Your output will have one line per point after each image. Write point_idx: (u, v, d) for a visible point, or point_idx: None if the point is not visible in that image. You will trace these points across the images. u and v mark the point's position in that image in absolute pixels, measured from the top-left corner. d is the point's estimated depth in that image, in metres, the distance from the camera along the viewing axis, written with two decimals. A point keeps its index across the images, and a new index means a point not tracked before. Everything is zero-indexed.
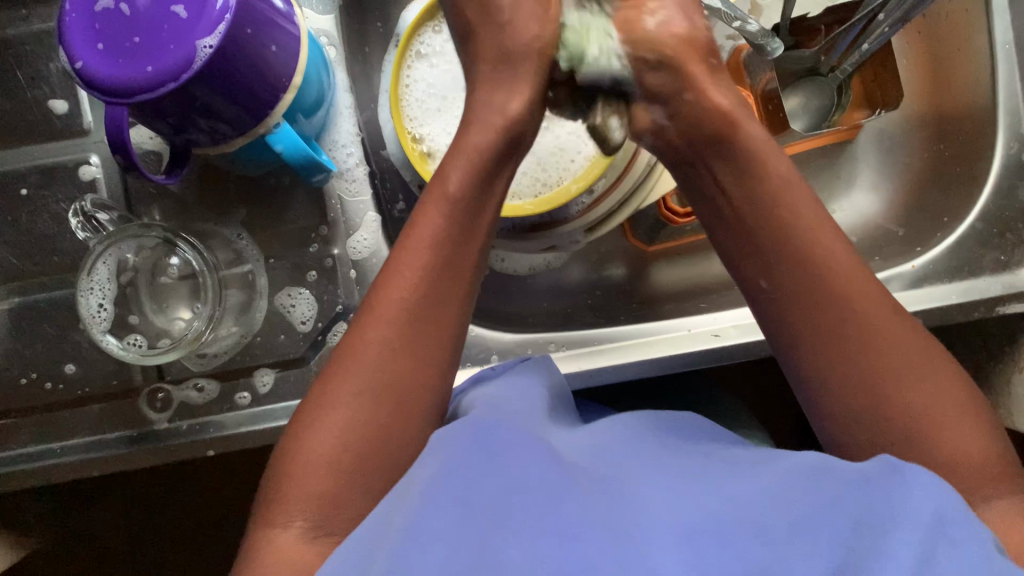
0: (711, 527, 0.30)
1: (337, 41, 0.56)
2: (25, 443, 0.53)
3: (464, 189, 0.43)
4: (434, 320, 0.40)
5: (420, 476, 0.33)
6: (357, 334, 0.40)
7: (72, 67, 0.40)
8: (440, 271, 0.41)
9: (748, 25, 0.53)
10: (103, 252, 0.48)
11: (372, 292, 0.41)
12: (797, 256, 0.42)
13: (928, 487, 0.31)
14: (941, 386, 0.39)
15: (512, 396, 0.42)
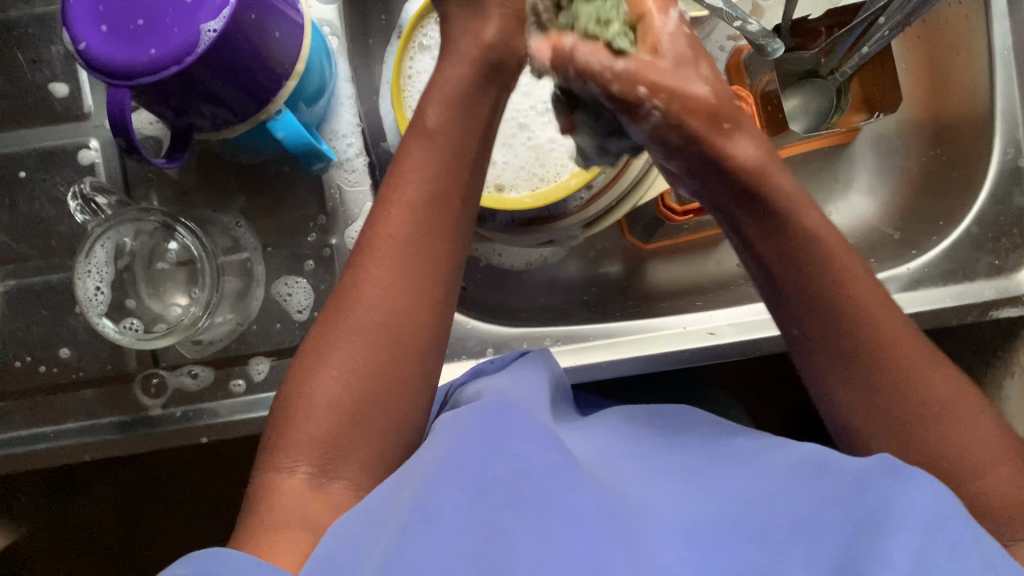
0: (708, 527, 0.31)
1: (339, 30, 0.56)
2: (19, 426, 0.52)
3: (449, 130, 0.41)
4: (431, 254, 0.40)
5: (424, 464, 0.33)
6: (352, 280, 0.39)
7: (74, 48, 0.40)
8: (430, 207, 0.40)
9: (749, 25, 0.54)
10: (102, 235, 0.48)
11: (365, 235, 0.40)
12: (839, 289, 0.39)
13: (930, 483, 0.30)
14: (978, 424, 0.38)
15: (520, 386, 0.41)
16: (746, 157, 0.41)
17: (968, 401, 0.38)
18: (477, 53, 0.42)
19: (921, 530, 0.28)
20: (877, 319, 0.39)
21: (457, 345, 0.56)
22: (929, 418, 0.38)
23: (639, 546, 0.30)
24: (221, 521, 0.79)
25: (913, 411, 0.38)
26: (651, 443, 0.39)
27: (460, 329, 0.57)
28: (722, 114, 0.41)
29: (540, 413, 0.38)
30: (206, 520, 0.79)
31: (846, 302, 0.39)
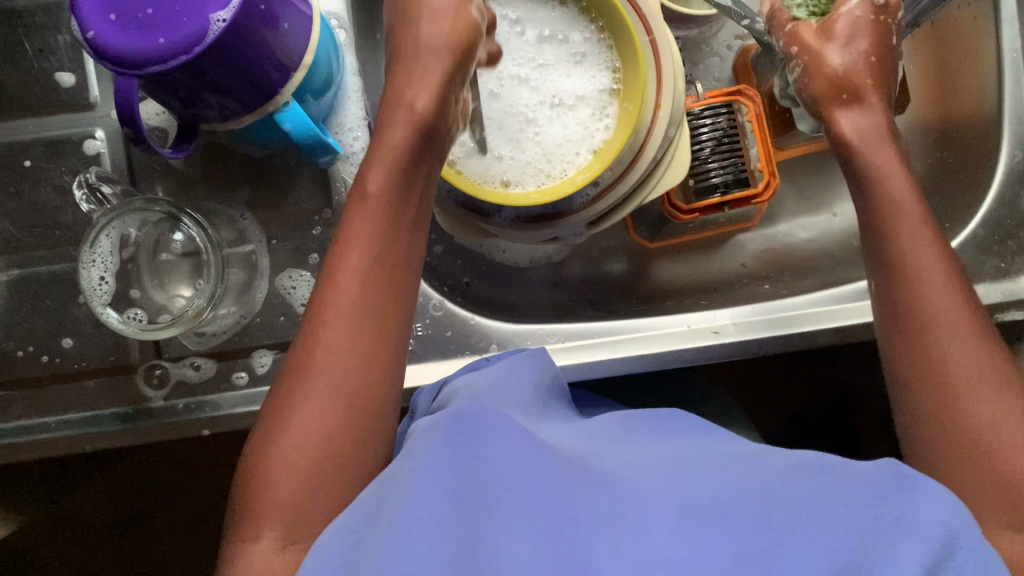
0: (702, 516, 0.29)
1: (347, 24, 0.56)
2: (20, 415, 0.52)
3: (386, 190, 0.42)
4: (381, 310, 0.39)
5: (404, 469, 0.31)
6: (304, 349, 0.38)
7: (82, 36, 0.39)
8: (376, 264, 0.40)
9: (757, 25, 0.54)
10: (107, 225, 0.48)
11: (315, 304, 0.40)
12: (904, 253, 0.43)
13: (939, 492, 0.28)
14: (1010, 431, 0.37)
15: (500, 390, 0.40)
16: (850, 132, 0.48)
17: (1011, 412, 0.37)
18: (414, 120, 0.44)
19: (927, 539, 0.26)
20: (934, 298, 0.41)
21: (461, 340, 0.56)
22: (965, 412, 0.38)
23: (631, 538, 0.28)
24: (218, 515, 0.79)
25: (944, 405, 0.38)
26: (638, 440, 0.37)
27: (464, 325, 0.57)
28: (851, 87, 0.49)
29: (518, 415, 0.36)
30: (204, 514, 0.79)
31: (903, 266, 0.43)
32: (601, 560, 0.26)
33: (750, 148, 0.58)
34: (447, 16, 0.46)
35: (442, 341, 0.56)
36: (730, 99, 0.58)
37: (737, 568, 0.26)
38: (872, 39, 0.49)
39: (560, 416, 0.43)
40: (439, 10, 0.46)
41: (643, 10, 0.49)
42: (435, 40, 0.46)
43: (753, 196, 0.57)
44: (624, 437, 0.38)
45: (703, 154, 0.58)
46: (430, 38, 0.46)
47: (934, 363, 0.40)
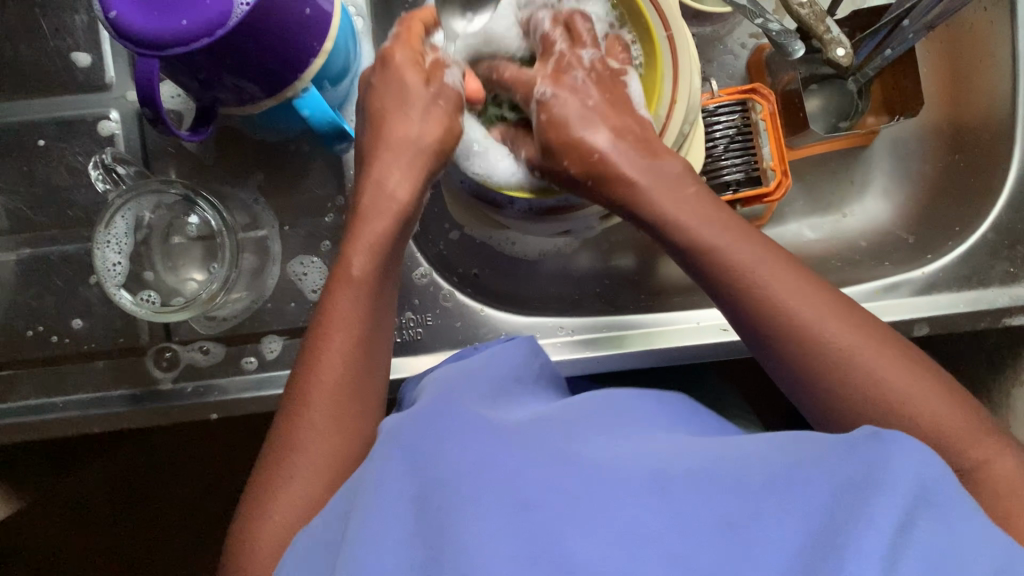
0: (673, 486, 0.29)
1: (364, 11, 0.55)
2: (28, 395, 0.53)
3: (369, 264, 0.42)
4: (361, 391, 0.40)
5: (367, 478, 0.31)
6: (290, 428, 0.39)
7: (104, 16, 0.39)
8: (358, 346, 0.40)
9: (769, 23, 0.55)
10: (123, 206, 0.48)
11: (298, 383, 0.40)
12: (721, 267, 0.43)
13: (913, 449, 0.30)
14: (886, 369, 0.39)
15: (465, 381, 0.41)
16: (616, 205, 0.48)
17: (880, 345, 0.40)
18: (396, 206, 0.45)
19: (901, 497, 0.28)
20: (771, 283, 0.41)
21: (471, 331, 0.56)
22: (844, 359, 0.39)
23: (597, 512, 0.28)
24: (219, 502, 0.79)
25: (836, 366, 0.39)
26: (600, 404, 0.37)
27: (474, 316, 0.57)
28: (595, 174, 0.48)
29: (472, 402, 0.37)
30: (204, 498, 0.79)
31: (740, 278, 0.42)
32: (569, 535, 0.27)
33: (764, 145, 0.58)
34: (439, 121, 0.47)
35: (451, 331, 0.56)
36: (743, 97, 0.58)
37: (703, 542, 0.27)
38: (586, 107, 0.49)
39: (538, 399, 0.43)
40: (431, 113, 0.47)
41: (663, 7, 0.48)
42: (417, 137, 0.46)
43: (764, 195, 0.57)
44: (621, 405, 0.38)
45: (716, 151, 0.58)
46: (414, 137, 0.46)
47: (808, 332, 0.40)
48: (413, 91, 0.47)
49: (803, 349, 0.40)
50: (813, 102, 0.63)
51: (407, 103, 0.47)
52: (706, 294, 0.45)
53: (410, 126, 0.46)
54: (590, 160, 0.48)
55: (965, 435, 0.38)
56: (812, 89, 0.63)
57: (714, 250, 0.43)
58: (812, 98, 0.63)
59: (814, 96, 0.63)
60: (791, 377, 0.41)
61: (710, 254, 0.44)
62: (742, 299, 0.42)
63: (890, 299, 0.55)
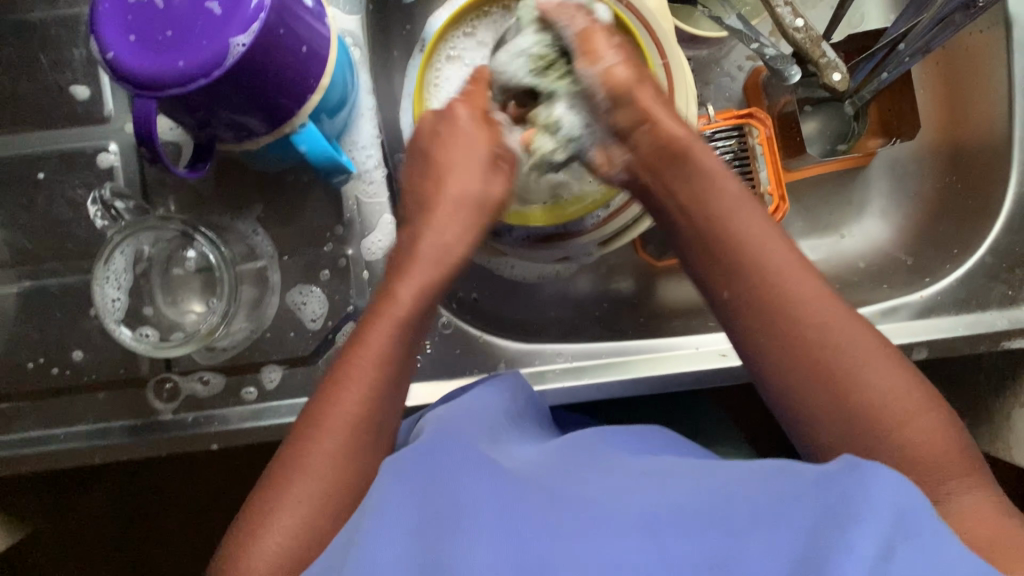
0: (665, 520, 0.31)
1: (363, 41, 0.55)
2: (27, 428, 0.53)
3: (411, 305, 0.41)
4: (381, 425, 0.40)
5: (371, 501, 0.33)
6: (299, 449, 0.38)
7: (102, 57, 0.40)
8: (385, 378, 0.40)
9: (766, 48, 0.56)
10: (120, 243, 0.47)
11: (318, 403, 0.40)
12: (743, 259, 0.43)
13: (891, 478, 0.31)
14: (893, 379, 0.39)
15: (466, 418, 0.42)
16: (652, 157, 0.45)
17: (888, 357, 0.40)
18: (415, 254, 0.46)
19: (872, 524, 0.29)
20: (788, 271, 0.42)
21: (470, 359, 0.56)
22: (854, 358, 0.39)
23: (587, 542, 0.29)
24: (218, 527, 0.79)
25: (842, 370, 0.39)
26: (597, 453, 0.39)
27: (473, 343, 0.57)
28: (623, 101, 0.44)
29: (469, 438, 0.39)
30: (203, 523, 0.79)
31: (752, 272, 0.42)
32: (560, 566, 0.28)
33: (761, 169, 0.58)
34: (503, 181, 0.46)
35: (450, 358, 0.56)
36: (740, 121, 0.58)
37: None
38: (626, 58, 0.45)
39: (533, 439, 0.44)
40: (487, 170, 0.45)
41: (660, 37, 0.50)
42: (473, 198, 0.45)
43: None
44: (613, 452, 0.40)
45: None
46: (472, 197, 0.45)
47: (809, 330, 0.40)
48: (480, 153, 0.45)
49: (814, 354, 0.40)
50: (808, 127, 0.63)
51: (472, 163, 0.45)
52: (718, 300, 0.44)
53: (469, 184, 0.45)
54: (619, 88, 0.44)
55: (956, 467, 0.38)
56: (808, 113, 0.63)
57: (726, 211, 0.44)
58: (807, 123, 0.63)
59: (810, 120, 0.63)
60: (789, 393, 0.40)
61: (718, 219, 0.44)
62: (750, 270, 0.42)
63: (889, 322, 0.55)
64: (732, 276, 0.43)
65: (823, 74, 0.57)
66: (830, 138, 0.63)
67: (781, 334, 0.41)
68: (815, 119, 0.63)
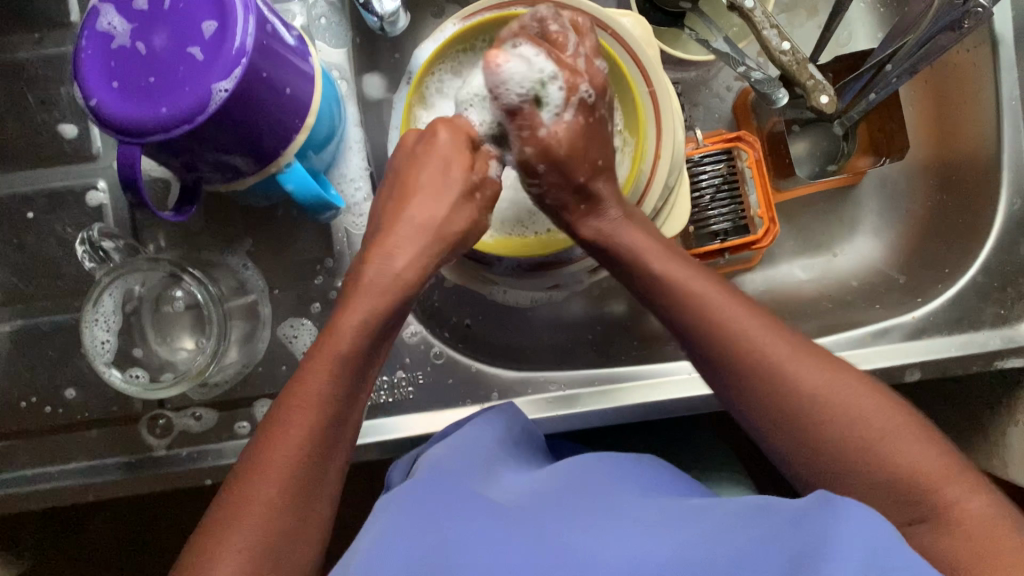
0: (652, 563, 0.30)
1: (348, 74, 0.55)
2: (22, 466, 0.53)
3: (358, 336, 0.40)
4: (331, 449, 0.39)
5: (363, 544, 0.32)
6: (250, 468, 0.37)
7: (86, 104, 0.40)
8: (336, 402, 0.39)
9: (753, 72, 0.56)
10: (109, 284, 0.48)
11: (271, 420, 0.38)
12: (693, 316, 0.43)
13: (864, 514, 0.31)
14: (859, 406, 0.39)
15: (455, 456, 0.41)
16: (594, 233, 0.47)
17: (855, 384, 0.40)
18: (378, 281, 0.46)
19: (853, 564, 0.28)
20: (737, 319, 0.42)
21: (462, 389, 0.56)
22: (814, 399, 0.39)
23: None
24: None
25: (804, 406, 0.40)
26: (591, 486, 0.38)
27: (465, 372, 0.57)
28: (590, 199, 0.46)
29: (460, 476, 0.38)
30: None
31: (705, 324, 0.42)
32: None
33: (750, 193, 0.58)
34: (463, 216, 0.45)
35: (443, 388, 0.56)
36: (728, 145, 0.58)
37: None
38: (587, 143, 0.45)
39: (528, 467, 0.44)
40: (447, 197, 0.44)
41: (645, 64, 0.49)
42: (439, 222, 0.44)
43: (752, 242, 0.57)
44: (610, 483, 0.39)
45: (703, 201, 0.58)
46: (437, 220, 0.44)
47: (774, 368, 0.40)
48: (456, 179, 0.45)
49: (777, 393, 0.40)
50: (797, 148, 0.63)
51: (439, 188, 0.44)
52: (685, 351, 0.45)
53: (436, 210, 0.44)
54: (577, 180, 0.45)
55: (939, 474, 0.37)
56: (796, 133, 0.63)
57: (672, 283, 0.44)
58: (795, 144, 0.63)
59: (798, 141, 0.63)
60: (764, 428, 0.41)
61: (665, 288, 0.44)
62: (703, 328, 0.42)
63: (882, 344, 0.55)
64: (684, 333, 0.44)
65: (810, 97, 0.57)
66: (819, 159, 0.63)
67: (750, 386, 0.41)
68: (803, 140, 0.63)
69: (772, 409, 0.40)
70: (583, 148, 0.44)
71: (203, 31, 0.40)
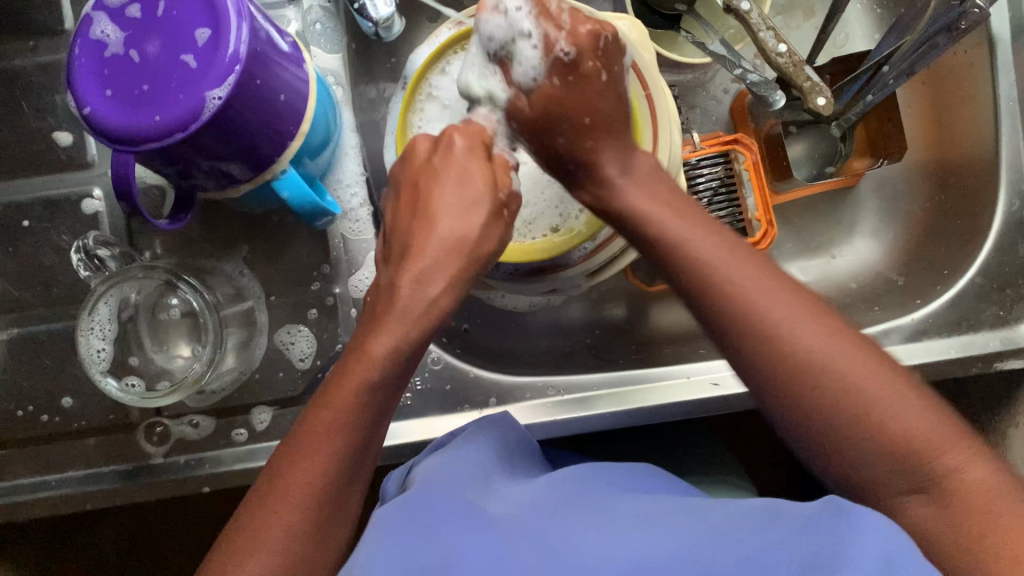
0: (657, 567, 0.30)
1: (344, 80, 0.55)
2: (19, 475, 0.53)
3: (387, 364, 0.38)
4: (353, 472, 0.39)
5: (363, 549, 0.32)
6: (270, 488, 0.37)
7: (80, 112, 0.40)
8: (358, 429, 0.38)
9: (749, 74, 0.56)
10: (104, 292, 0.48)
11: (294, 440, 0.38)
12: (686, 267, 0.40)
13: (874, 517, 0.31)
14: (862, 372, 0.37)
15: (456, 466, 0.41)
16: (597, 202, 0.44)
17: (857, 346, 0.37)
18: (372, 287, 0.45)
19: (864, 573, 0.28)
20: (735, 274, 0.39)
21: (461, 394, 0.56)
22: (815, 361, 0.37)
23: None
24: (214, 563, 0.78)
25: (804, 367, 0.37)
26: (593, 495, 0.38)
27: (463, 378, 0.56)
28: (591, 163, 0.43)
29: (459, 487, 0.38)
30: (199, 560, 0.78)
31: (699, 276, 0.39)
32: None
33: (748, 196, 0.58)
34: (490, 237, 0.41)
35: (441, 394, 0.56)
36: (726, 148, 0.58)
37: None
38: (573, 96, 0.42)
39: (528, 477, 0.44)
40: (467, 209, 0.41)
41: (641, 67, 0.49)
42: (471, 241, 0.40)
43: (751, 245, 0.57)
44: (611, 492, 0.39)
45: (700, 204, 0.58)
46: (468, 238, 0.40)
47: (772, 328, 0.37)
48: (482, 194, 0.41)
49: (773, 352, 0.37)
50: (795, 150, 0.63)
51: (467, 203, 0.41)
52: (673, 291, 0.42)
53: (457, 225, 0.40)
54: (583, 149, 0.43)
55: (940, 439, 0.36)
56: (793, 135, 0.63)
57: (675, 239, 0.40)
58: (793, 147, 0.63)
59: (796, 143, 0.63)
60: (757, 385, 0.39)
61: (666, 245, 0.41)
62: (697, 279, 0.39)
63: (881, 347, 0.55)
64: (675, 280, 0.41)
65: (807, 98, 0.57)
66: (817, 161, 0.63)
67: (744, 355, 0.38)
68: (801, 142, 0.63)
69: (764, 377, 0.38)
70: (558, 108, 0.43)
71: (196, 38, 0.39)
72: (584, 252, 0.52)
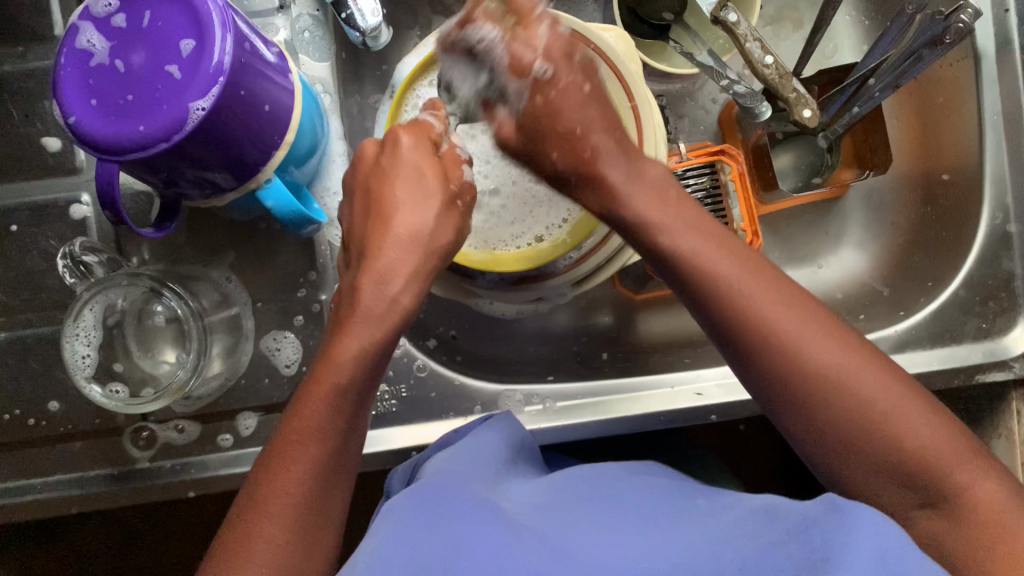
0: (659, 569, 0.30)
1: (331, 88, 0.56)
2: (5, 478, 0.53)
3: (355, 370, 0.40)
4: (331, 484, 0.40)
5: (367, 546, 0.32)
6: (252, 507, 0.38)
7: (64, 121, 0.40)
8: (331, 442, 0.39)
9: (736, 86, 0.56)
10: (90, 299, 0.48)
11: (270, 459, 0.39)
12: (706, 287, 0.41)
13: (872, 516, 0.31)
14: (876, 387, 0.38)
15: (456, 463, 0.41)
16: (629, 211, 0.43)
17: (871, 360, 0.39)
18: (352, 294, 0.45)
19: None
20: (755, 292, 0.40)
21: (446, 402, 0.56)
22: (833, 377, 0.39)
23: None
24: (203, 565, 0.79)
25: (820, 383, 0.39)
26: (591, 497, 0.38)
27: (449, 385, 0.57)
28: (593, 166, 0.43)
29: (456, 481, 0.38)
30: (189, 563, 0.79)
31: (720, 296, 0.41)
32: None
33: (733, 207, 0.58)
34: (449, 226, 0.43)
35: (426, 401, 0.56)
36: (713, 159, 0.58)
37: None
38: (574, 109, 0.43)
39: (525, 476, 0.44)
40: (425, 200, 0.43)
41: (627, 78, 0.49)
42: (425, 234, 0.42)
43: None
44: (602, 493, 0.39)
45: None
46: (424, 234, 0.42)
47: (794, 348, 0.39)
48: (433, 187, 0.43)
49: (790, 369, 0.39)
50: (781, 160, 0.63)
51: (422, 197, 0.43)
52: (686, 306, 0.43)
53: (417, 217, 0.42)
54: (579, 156, 0.43)
55: (950, 452, 0.38)
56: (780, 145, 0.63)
57: (693, 254, 0.41)
58: (779, 157, 0.64)
59: (782, 154, 0.63)
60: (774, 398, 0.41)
61: (681, 261, 0.41)
62: (720, 300, 0.41)
63: None
64: (694, 296, 0.42)
65: (793, 110, 0.57)
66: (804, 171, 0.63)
67: (761, 365, 0.40)
68: (787, 152, 0.63)
69: (782, 385, 0.40)
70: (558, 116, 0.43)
71: (180, 49, 0.40)
72: (569, 262, 0.52)
